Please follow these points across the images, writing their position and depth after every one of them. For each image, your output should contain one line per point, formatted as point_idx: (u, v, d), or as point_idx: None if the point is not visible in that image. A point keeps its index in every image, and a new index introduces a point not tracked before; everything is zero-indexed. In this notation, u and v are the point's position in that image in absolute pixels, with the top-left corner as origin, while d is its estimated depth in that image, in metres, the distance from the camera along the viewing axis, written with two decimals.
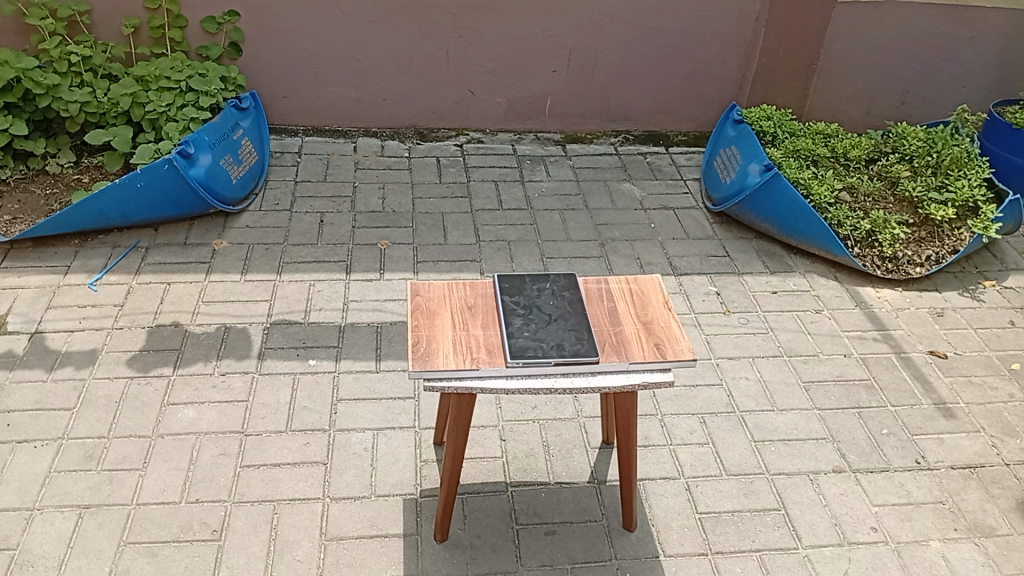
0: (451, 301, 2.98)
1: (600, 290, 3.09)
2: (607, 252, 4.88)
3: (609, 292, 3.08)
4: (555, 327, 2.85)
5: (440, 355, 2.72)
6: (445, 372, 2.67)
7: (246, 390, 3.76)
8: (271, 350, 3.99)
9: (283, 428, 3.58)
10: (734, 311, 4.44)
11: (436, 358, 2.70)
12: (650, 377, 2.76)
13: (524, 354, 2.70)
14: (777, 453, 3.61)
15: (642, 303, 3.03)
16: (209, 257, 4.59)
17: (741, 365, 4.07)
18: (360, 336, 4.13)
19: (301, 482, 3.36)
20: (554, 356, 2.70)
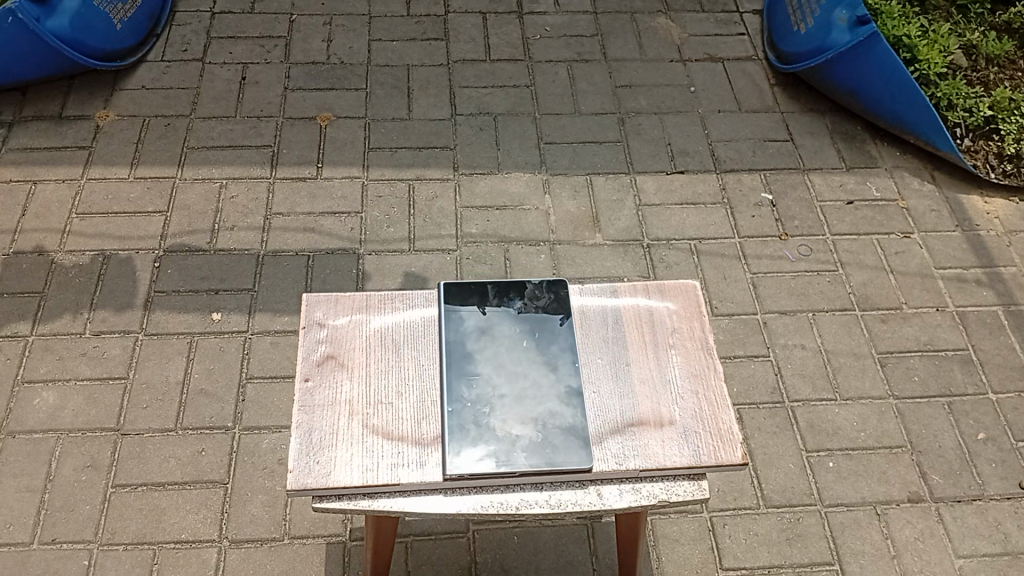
0: (368, 338, 1.93)
1: (601, 314, 1.99)
2: (628, 133, 3.61)
3: (615, 317, 1.98)
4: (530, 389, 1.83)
5: (338, 457, 1.73)
6: (344, 490, 1.70)
7: (125, 362, 2.83)
8: (162, 298, 2.99)
9: (170, 427, 2.69)
10: (793, 237, 3.30)
11: (331, 464, 1.71)
12: (670, 491, 1.76)
13: (474, 462, 1.69)
14: (836, 474, 2.71)
15: (666, 342, 1.94)
16: (90, 139, 3.42)
17: (797, 329, 3.03)
18: (285, 271, 3.07)
19: (190, 515, 2.52)
20: (519, 465, 1.70)
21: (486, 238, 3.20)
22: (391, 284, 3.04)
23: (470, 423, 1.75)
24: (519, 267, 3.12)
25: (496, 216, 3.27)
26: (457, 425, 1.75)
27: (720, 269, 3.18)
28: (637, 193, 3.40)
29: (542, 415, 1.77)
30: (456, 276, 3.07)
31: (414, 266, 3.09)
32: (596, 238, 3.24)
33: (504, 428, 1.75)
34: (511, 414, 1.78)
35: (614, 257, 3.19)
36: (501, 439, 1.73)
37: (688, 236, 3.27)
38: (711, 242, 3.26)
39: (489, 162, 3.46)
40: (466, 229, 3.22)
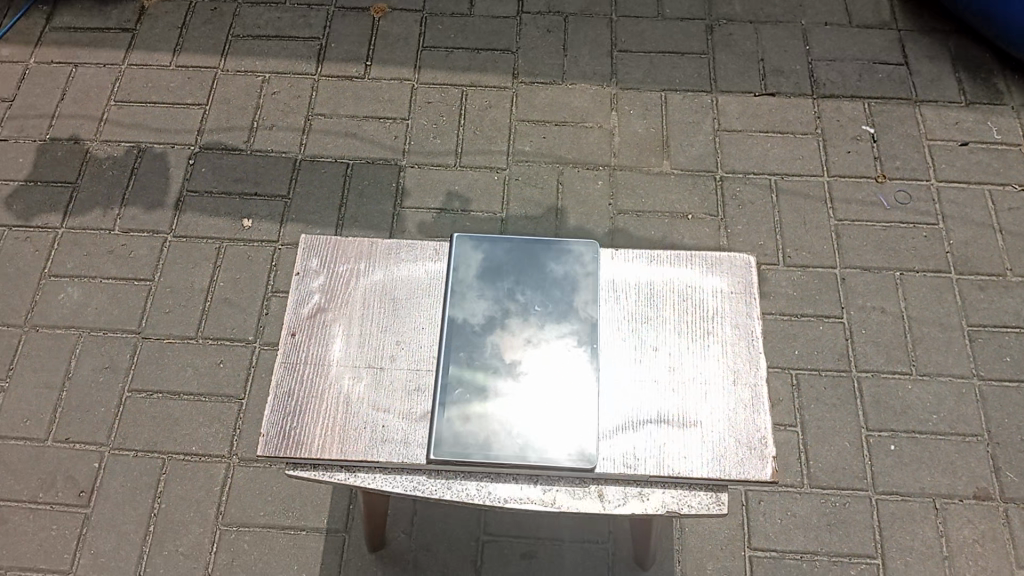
0: (366, 291, 1.77)
1: (632, 289, 1.77)
2: (714, 45, 3.18)
3: (649, 293, 1.76)
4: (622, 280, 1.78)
5: (317, 423, 1.60)
6: (320, 460, 1.57)
7: (152, 263, 2.72)
8: (194, 199, 2.85)
9: (190, 334, 2.56)
10: (891, 180, 2.89)
11: (309, 431, 1.59)
12: (683, 502, 1.57)
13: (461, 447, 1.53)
14: (897, 459, 2.40)
15: (704, 327, 1.72)
16: (134, 21, 3.24)
17: (878, 289, 2.68)
18: (321, 179, 2.87)
19: (204, 428, 2.40)
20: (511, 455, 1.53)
21: (539, 157, 2.91)
22: (432, 203, 2.81)
23: (555, 299, 1.73)
24: (572, 193, 2.83)
25: (553, 132, 2.96)
26: (543, 302, 1.73)
27: (799, 212, 2.81)
28: (716, 115, 3.01)
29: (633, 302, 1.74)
30: (502, 198, 2.81)
31: (457, 184, 2.84)
32: (663, 166, 2.90)
33: (584, 309, 1.72)
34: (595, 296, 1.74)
35: (681, 189, 2.85)
36: (586, 318, 1.71)
37: (768, 170, 2.89)
38: (794, 180, 2.88)
39: (553, 71, 3.11)
40: (518, 146, 2.93)
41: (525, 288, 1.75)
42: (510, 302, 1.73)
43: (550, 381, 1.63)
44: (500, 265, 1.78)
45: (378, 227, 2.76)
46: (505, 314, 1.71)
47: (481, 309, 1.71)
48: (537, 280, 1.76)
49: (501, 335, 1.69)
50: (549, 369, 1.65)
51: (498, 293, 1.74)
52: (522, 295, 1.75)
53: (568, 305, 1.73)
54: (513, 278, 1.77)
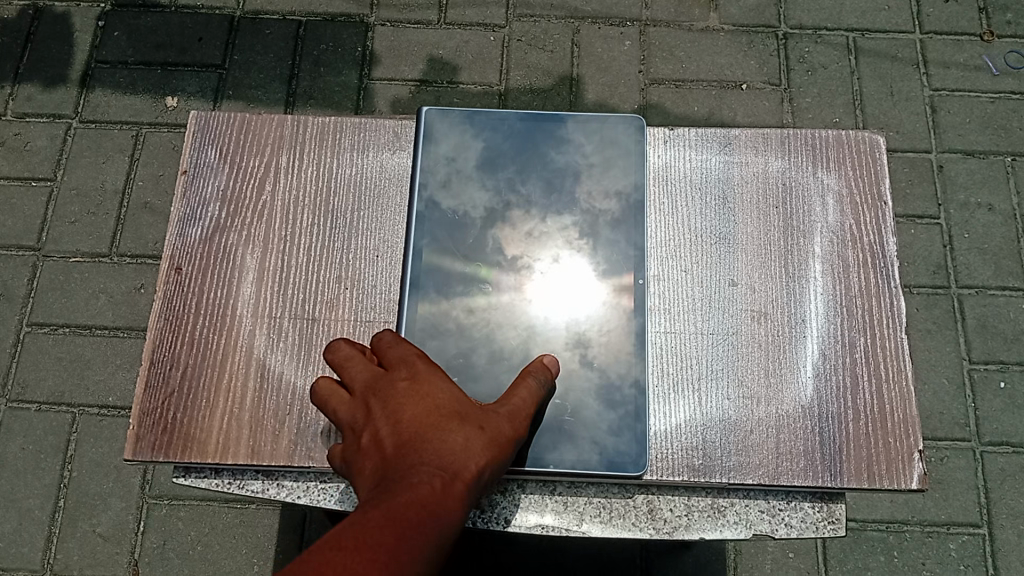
0: (288, 202, 1.19)
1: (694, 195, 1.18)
2: None
3: (720, 198, 1.18)
4: (693, 150, 1.21)
5: (216, 406, 1.08)
6: (221, 465, 1.06)
7: (53, 158, 2.12)
8: (105, 70, 2.21)
9: (103, 252, 2.02)
10: (1000, 38, 2.23)
11: (203, 419, 1.07)
12: (776, 517, 1.05)
13: None
14: (1011, 400, 1.88)
15: (804, 249, 1.15)
16: None
17: (984, 181, 2.08)
18: (265, 43, 2.21)
19: (120, 375, 1.91)
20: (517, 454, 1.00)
21: (547, 10, 2.23)
22: (409, 73, 2.17)
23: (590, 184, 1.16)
24: (590, 57, 2.18)
25: None
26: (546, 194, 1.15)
27: (884, 77, 2.17)
28: None
29: (711, 184, 1.19)
30: (499, 66, 2.17)
31: (442, 47, 2.20)
32: (709, 20, 2.23)
33: (599, 198, 1.15)
34: (623, 174, 1.16)
35: (731, 51, 2.20)
36: (614, 215, 1.13)
37: (846, 25, 2.23)
38: (880, 38, 2.22)
39: None
40: None
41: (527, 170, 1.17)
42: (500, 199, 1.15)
43: (558, 284, 1.11)
44: (490, 140, 1.18)
45: (340, 105, 2.15)
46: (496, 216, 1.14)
47: (468, 208, 1.14)
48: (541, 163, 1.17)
49: (490, 240, 1.12)
50: (553, 269, 1.11)
51: (493, 181, 1.16)
52: (519, 184, 1.16)
53: (577, 198, 1.15)
54: (511, 163, 1.17)
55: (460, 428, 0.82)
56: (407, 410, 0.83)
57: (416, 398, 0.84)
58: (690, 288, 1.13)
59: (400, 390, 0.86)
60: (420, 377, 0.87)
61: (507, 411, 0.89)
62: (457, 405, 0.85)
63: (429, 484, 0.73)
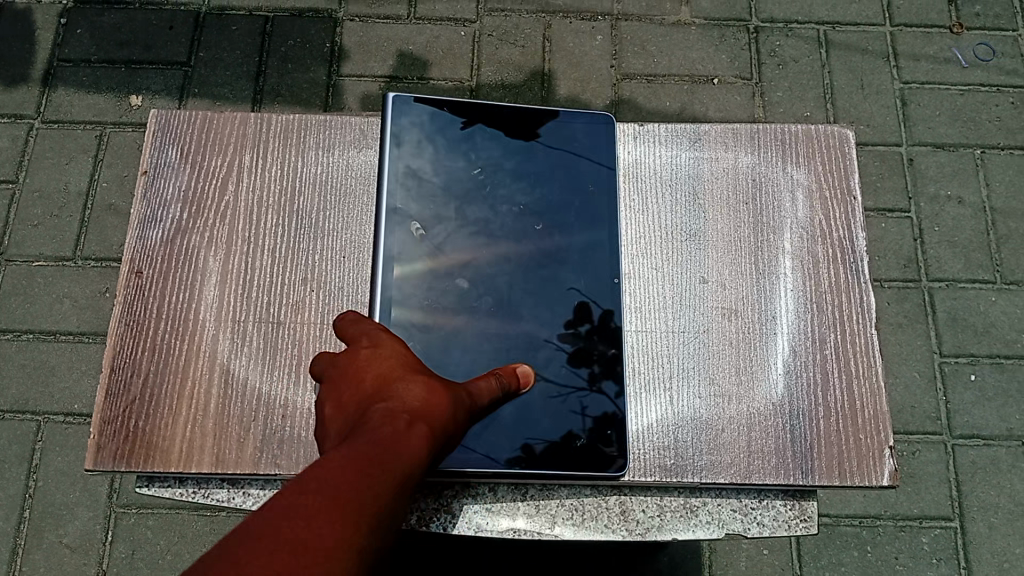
0: (252, 202, 1.17)
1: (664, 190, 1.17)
2: None
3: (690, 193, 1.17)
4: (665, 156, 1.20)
5: (178, 413, 1.06)
6: (185, 473, 1.04)
7: (15, 160, 2.08)
8: (67, 68, 2.16)
9: (68, 255, 1.98)
10: (969, 31, 2.24)
11: (165, 427, 1.05)
12: (749, 517, 1.05)
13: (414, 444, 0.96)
14: (982, 392, 1.90)
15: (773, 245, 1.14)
16: None
17: (954, 174, 2.09)
18: (232, 40, 2.18)
19: (87, 381, 1.88)
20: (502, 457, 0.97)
21: (517, 5, 2.21)
22: (379, 69, 2.15)
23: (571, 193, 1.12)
24: (562, 52, 2.17)
25: None
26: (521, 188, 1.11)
27: (855, 70, 2.18)
28: None
29: (682, 181, 1.18)
30: (469, 62, 2.15)
31: (411, 44, 2.17)
32: (680, 14, 2.22)
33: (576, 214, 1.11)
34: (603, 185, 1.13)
35: (703, 45, 2.19)
36: (593, 212, 1.11)
37: (816, 17, 2.23)
38: (851, 31, 2.22)
39: None
40: None
41: (497, 160, 1.12)
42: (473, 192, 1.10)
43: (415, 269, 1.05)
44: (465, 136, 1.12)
45: (309, 103, 2.11)
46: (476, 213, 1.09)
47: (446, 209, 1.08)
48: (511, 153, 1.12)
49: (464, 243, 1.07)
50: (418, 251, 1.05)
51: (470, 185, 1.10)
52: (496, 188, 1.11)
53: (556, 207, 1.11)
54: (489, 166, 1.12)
55: (423, 388, 0.81)
56: (371, 370, 0.82)
57: (379, 361, 0.83)
58: (662, 287, 1.12)
59: (363, 355, 0.84)
60: (382, 345, 0.86)
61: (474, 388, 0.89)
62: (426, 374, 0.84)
63: (393, 432, 0.72)
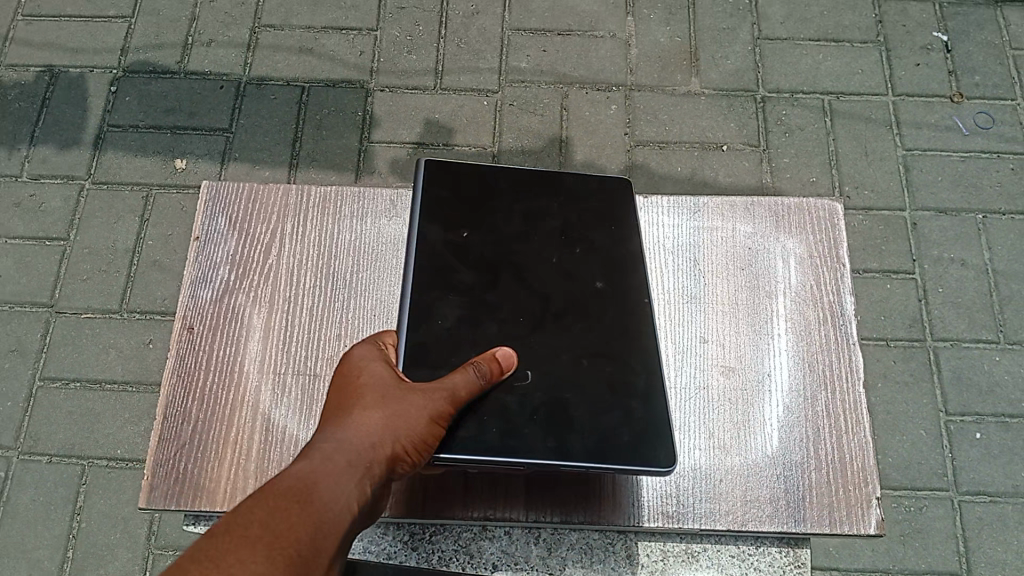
0: (293, 265, 1.28)
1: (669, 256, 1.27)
2: None
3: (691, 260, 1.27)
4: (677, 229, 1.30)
5: (223, 457, 1.15)
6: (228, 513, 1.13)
7: (67, 219, 2.22)
8: (117, 134, 2.33)
9: (114, 308, 2.11)
10: (969, 100, 2.35)
11: (212, 470, 1.15)
12: (746, 562, 1.12)
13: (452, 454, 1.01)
14: (988, 450, 1.95)
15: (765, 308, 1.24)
16: None
17: (957, 237, 2.18)
18: (270, 108, 2.33)
19: (130, 428, 1.99)
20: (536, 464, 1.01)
21: (537, 76, 2.36)
22: (407, 136, 2.29)
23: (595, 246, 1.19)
24: (579, 120, 2.30)
25: (555, 44, 2.41)
26: (546, 227, 1.20)
27: (859, 138, 2.29)
28: (758, 20, 2.45)
29: (685, 249, 1.28)
30: (492, 129, 2.29)
31: (438, 112, 2.32)
32: (691, 84, 2.35)
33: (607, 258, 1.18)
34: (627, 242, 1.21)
35: (713, 113, 2.32)
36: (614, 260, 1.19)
37: (821, 88, 2.36)
38: (854, 100, 2.35)
39: None
40: (511, 62, 2.38)
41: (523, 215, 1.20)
42: (498, 227, 1.19)
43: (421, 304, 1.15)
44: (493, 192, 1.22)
45: (341, 167, 2.25)
46: (500, 245, 1.17)
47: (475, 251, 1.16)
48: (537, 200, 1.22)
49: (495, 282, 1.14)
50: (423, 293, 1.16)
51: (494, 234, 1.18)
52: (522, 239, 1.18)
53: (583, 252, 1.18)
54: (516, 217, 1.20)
55: (363, 408, 0.93)
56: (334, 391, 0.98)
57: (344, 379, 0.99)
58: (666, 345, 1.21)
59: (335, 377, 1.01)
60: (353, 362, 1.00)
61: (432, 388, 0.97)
62: (378, 391, 0.96)
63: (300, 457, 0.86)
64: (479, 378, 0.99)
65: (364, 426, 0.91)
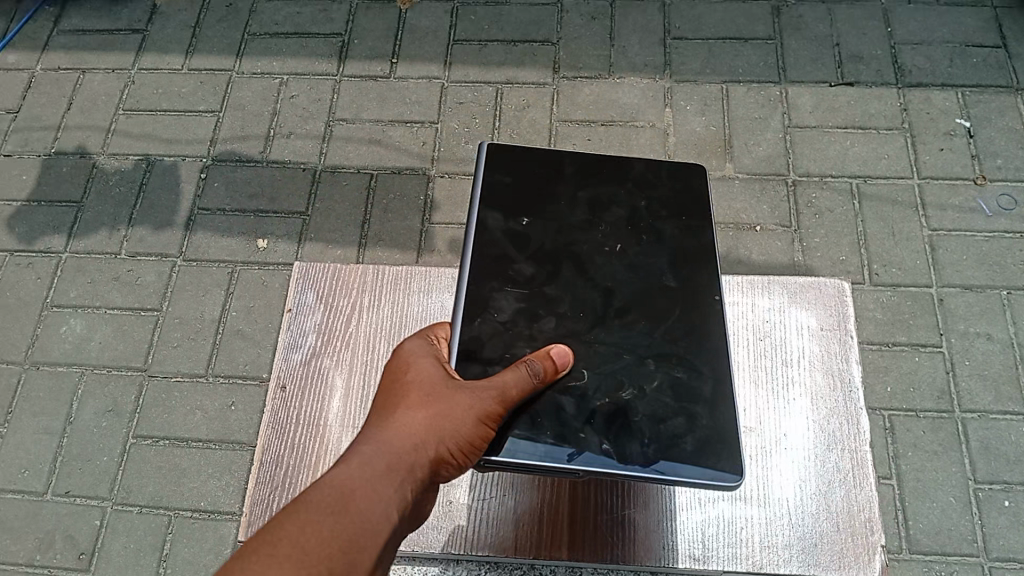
0: (370, 334, 1.49)
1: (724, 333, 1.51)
2: (782, 29, 2.82)
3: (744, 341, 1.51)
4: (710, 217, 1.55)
5: None
6: None
7: (160, 291, 2.49)
8: (206, 215, 2.60)
9: (199, 372, 2.34)
10: (992, 182, 2.50)
11: None
12: None
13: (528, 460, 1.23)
14: (1017, 518, 2.03)
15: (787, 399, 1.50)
16: (145, 22, 3.04)
17: (982, 312, 2.29)
18: (342, 193, 2.59)
19: (211, 482, 2.20)
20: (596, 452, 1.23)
21: None
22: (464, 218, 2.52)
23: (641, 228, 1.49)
24: None
25: (599, 134, 2.64)
26: (609, 212, 1.51)
27: (886, 219, 2.44)
28: (787, 110, 2.65)
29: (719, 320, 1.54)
30: None
31: None
32: (725, 170, 2.55)
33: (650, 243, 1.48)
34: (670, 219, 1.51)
35: (746, 196, 2.50)
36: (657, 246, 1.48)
37: (849, 172, 2.53)
38: (881, 183, 2.51)
39: (598, 62, 2.78)
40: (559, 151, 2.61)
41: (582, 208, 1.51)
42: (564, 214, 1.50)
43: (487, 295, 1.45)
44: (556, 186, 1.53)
45: (404, 246, 2.48)
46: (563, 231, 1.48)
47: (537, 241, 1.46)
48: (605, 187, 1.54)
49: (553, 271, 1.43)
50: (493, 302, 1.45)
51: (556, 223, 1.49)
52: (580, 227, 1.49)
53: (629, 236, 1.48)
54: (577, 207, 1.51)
55: (416, 411, 1.15)
56: (397, 392, 1.21)
57: (406, 382, 1.21)
58: None
59: (397, 381, 1.23)
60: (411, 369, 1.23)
61: (485, 395, 1.18)
62: (429, 391, 1.18)
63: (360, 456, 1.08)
64: (528, 380, 1.21)
65: (416, 427, 1.13)
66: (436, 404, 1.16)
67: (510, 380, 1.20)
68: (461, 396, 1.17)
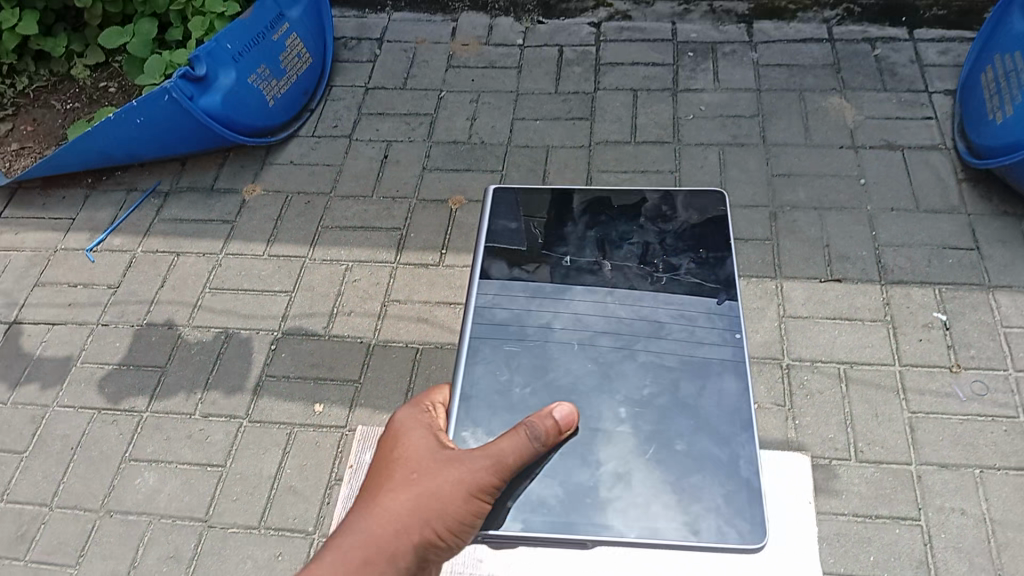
0: None
1: (622, 401, 1.79)
2: (777, 231, 3.25)
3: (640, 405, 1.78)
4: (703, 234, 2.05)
5: None
6: None
7: (226, 448, 2.85)
8: (271, 381, 3.00)
9: (254, 523, 2.65)
10: (967, 371, 2.80)
11: None
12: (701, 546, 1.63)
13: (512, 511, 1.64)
14: None
15: (722, 439, 1.73)
16: (234, 213, 3.59)
17: (958, 489, 2.53)
18: (389, 365, 2.98)
19: None
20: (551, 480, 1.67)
21: None
22: None
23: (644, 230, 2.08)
24: None
25: None
26: (618, 247, 2.05)
27: (870, 402, 2.74)
28: (782, 302, 3.03)
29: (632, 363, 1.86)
30: None
31: None
32: None
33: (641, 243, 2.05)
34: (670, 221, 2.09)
35: None
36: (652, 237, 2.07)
37: (836, 358, 2.86)
38: (866, 369, 2.82)
39: None
40: None
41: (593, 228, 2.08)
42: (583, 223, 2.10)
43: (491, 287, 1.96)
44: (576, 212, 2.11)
45: None
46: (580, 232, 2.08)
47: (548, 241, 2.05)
48: (615, 224, 2.09)
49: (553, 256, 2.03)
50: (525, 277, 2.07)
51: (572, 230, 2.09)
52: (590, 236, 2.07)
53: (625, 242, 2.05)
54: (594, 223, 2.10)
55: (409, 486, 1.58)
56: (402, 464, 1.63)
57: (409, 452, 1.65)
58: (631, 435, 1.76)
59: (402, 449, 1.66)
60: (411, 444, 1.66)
61: (467, 466, 1.56)
62: (419, 466, 1.60)
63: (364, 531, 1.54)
64: (523, 443, 1.57)
65: (409, 499, 1.57)
66: (430, 479, 1.57)
67: (503, 447, 1.57)
68: (452, 471, 1.56)
